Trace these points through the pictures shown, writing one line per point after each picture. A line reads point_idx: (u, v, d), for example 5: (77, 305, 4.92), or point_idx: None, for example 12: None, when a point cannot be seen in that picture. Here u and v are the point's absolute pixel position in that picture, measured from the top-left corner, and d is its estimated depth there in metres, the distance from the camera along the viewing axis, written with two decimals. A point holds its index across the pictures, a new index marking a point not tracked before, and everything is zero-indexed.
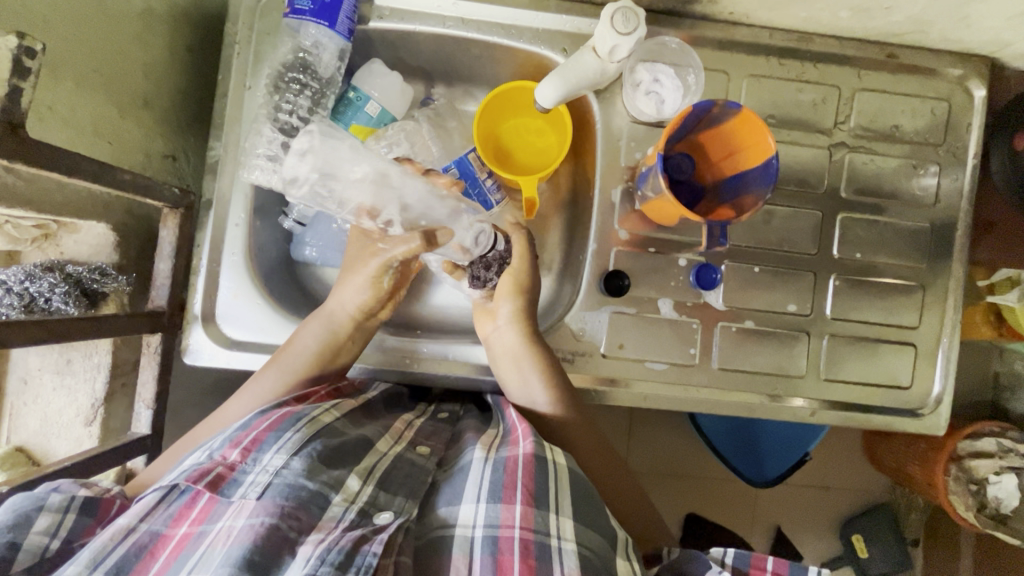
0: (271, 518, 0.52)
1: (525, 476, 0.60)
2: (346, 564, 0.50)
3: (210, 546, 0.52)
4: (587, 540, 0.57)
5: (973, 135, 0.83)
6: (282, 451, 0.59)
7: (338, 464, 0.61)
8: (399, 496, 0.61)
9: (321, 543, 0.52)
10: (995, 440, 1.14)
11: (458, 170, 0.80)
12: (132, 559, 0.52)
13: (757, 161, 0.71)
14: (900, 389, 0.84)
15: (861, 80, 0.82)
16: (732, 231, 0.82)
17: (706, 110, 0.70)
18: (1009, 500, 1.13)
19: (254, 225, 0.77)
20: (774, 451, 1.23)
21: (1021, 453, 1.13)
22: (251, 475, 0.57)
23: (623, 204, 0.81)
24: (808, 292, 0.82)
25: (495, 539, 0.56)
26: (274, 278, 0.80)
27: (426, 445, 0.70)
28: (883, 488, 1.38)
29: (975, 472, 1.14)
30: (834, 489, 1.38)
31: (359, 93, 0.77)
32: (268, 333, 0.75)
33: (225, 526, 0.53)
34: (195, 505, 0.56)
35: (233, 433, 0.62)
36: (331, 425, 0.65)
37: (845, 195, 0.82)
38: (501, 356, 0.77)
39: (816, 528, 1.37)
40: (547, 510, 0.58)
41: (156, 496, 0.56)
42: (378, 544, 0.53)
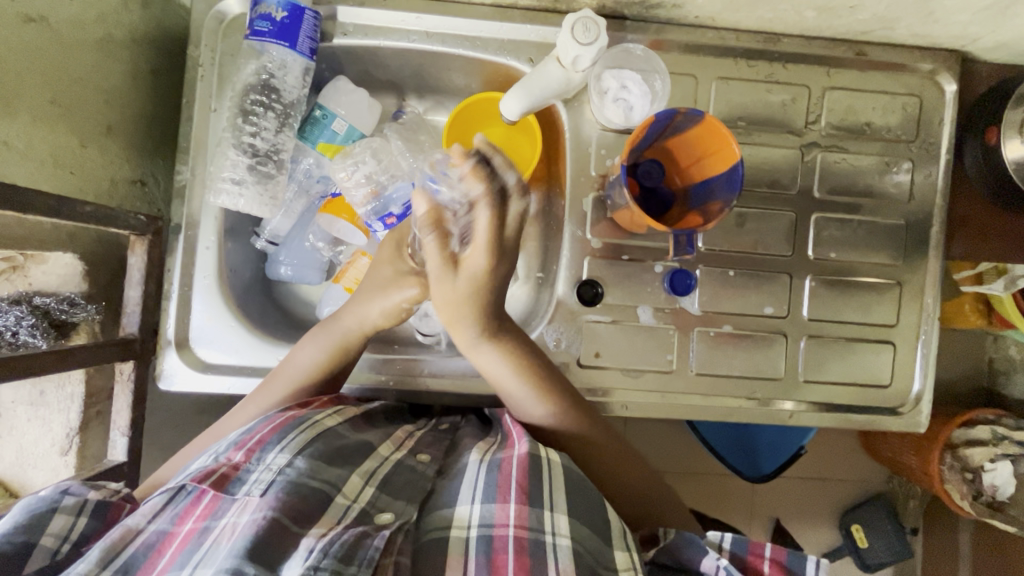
0: (273, 511, 0.53)
1: (519, 474, 0.61)
2: (348, 557, 0.51)
3: (216, 542, 0.51)
4: (580, 535, 0.58)
5: (945, 130, 0.82)
6: (285, 451, 0.60)
7: (337, 462, 0.61)
8: (401, 500, 0.61)
9: (323, 536, 0.53)
10: (989, 428, 1.15)
11: None
12: (139, 559, 0.51)
13: (722, 167, 0.70)
14: (881, 387, 0.84)
15: (831, 79, 0.81)
16: (706, 236, 0.81)
17: (669, 119, 0.69)
18: (1005, 487, 1.13)
19: (225, 247, 0.77)
20: (769, 447, 1.23)
21: (1015, 440, 1.14)
22: (255, 474, 0.58)
23: (594, 213, 0.81)
24: (784, 294, 0.82)
25: (490, 539, 0.56)
26: (248, 299, 0.80)
27: (427, 453, 0.70)
28: (877, 478, 1.38)
29: (969, 460, 1.14)
30: (828, 484, 1.38)
31: (325, 111, 0.77)
32: (242, 356, 0.75)
33: (230, 522, 0.53)
34: (199, 503, 0.55)
35: (238, 437, 0.62)
36: (334, 428, 0.66)
37: (819, 195, 0.82)
38: (471, 350, 0.71)
39: (811, 523, 1.37)
40: (541, 508, 0.58)
41: (161, 498, 0.55)
42: (381, 539, 0.53)
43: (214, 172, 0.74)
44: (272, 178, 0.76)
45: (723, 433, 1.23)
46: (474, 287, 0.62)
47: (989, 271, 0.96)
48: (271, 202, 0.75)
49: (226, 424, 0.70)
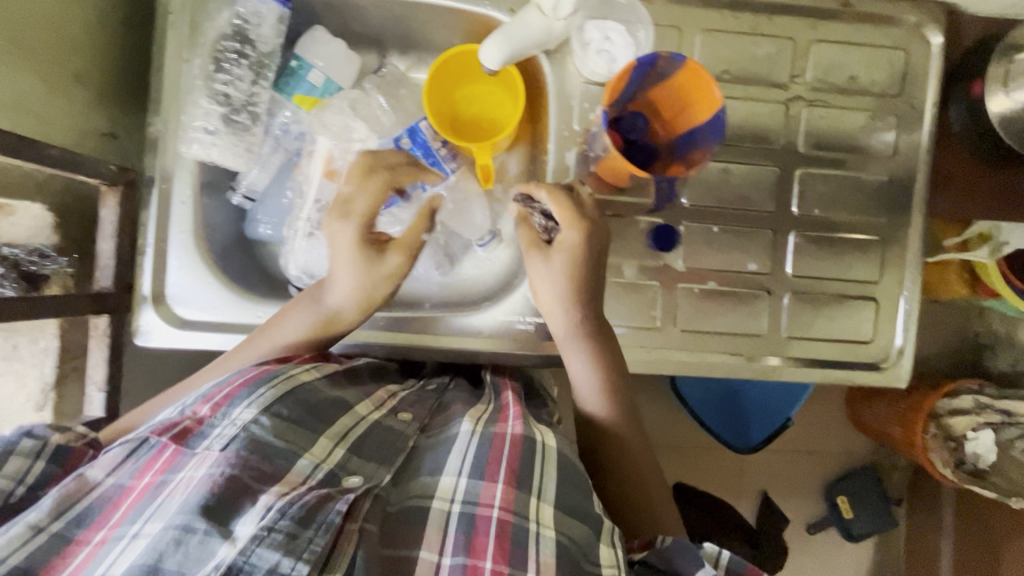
0: (231, 469, 0.52)
1: (511, 456, 0.60)
2: (306, 521, 0.50)
3: (170, 495, 0.51)
4: (565, 528, 0.57)
5: (932, 84, 0.81)
6: (253, 406, 0.59)
7: (306, 423, 0.61)
8: (374, 462, 0.61)
9: (283, 496, 0.52)
10: (972, 398, 1.17)
11: (411, 139, 0.79)
12: (95, 511, 0.52)
13: (706, 114, 0.69)
14: (862, 343, 0.84)
15: (817, 32, 0.80)
16: (691, 192, 0.80)
17: (651, 65, 0.68)
18: (987, 455, 1.14)
19: (202, 202, 0.75)
20: (758, 415, 1.24)
21: (997, 409, 1.16)
22: (218, 429, 0.57)
23: (578, 167, 0.80)
24: (767, 249, 0.82)
25: (472, 518, 0.56)
26: (229, 258, 0.79)
27: (408, 412, 0.71)
28: (864, 450, 1.41)
29: (953, 429, 1.16)
30: (814, 451, 1.40)
31: (302, 62, 0.75)
32: (221, 313, 0.74)
33: (188, 476, 0.53)
34: (161, 457, 0.56)
35: (207, 391, 0.62)
36: (309, 384, 0.66)
37: (803, 149, 0.82)
38: (566, 345, 0.74)
39: (800, 491, 1.39)
40: (525, 493, 0.57)
41: (125, 450, 0.56)
42: (343, 504, 0.53)
43: (184, 121, 0.72)
44: (247, 129, 0.74)
45: (711, 400, 1.24)
46: (565, 260, 0.71)
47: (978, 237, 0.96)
48: (246, 153, 0.75)
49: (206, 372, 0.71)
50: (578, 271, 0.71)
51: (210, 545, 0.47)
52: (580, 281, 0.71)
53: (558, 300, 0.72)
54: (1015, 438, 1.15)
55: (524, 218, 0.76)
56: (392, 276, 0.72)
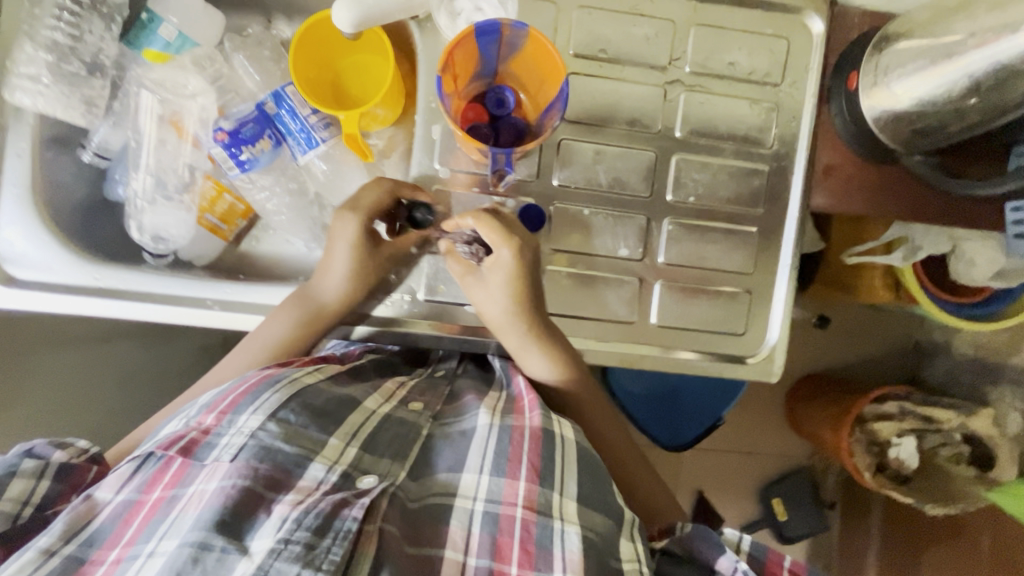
0: (243, 480, 0.53)
1: (531, 451, 0.61)
2: (323, 529, 0.50)
3: (183, 510, 0.54)
4: (589, 521, 0.58)
5: (812, 75, 0.80)
6: (258, 412, 0.59)
7: (318, 423, 0.61)
8: (387, 458, 0.62)
9: (298, 504, 0.53)
10: (897, 404, 1.16)
11: (275, 102, 0.77)
12: (107, 528, 0.55)
13: (557, 86, 0.68)
14: (733, 335, 0.83)
15: (697, 15, 0.78)
16: (563, 172, 0.78)
17: (497, 34, 0.66)
18: (909, 461, 1.13)
19: (43, 157, 0.72)
20: (693, 414, 1.23)
21: (917, 415, 1.14)
22: (226, 437, 0.58)
23: (444, 140, 0.77)
24: (638, 235, 0.80)
25: (496, 518, 0.57)
26: (80, 219, 0.76)
27: (419, 401, 0.72)
28: (802, 452, 1.42)
29: (878, 434, 1.15)
30: (745, 451, 1.42)
31: (152, 14, 0.71)
32: (57, 274, 0.71)
33: (199, 489, 0.55)
34: (168, 470, 0.57)
35: (210, 400, 0.63)
36: (314, 384, 0.65)
37: (680, 134, 0.80)
38: (520, 352, 0.75)
39: (733, 490, 1.41)
40: (549, 489, 0.58)
41: (131, 466, 0.58)
42: (358, 508, 0.53)
43: (9, 66, 0.69)
44: (89, 83, 0.72)
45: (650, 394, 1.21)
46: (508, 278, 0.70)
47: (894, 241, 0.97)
48: (84, 106, 0.72)
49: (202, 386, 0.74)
50: (524, 288, 0.71)
51: (227, 562, 0.49)
52: (529, 295, 0.71)
53: (508, 318, 0.72)
54: (939, 446, 1.14)
55: (451, 251, 0.75)
56: (360, 269, 0.74)
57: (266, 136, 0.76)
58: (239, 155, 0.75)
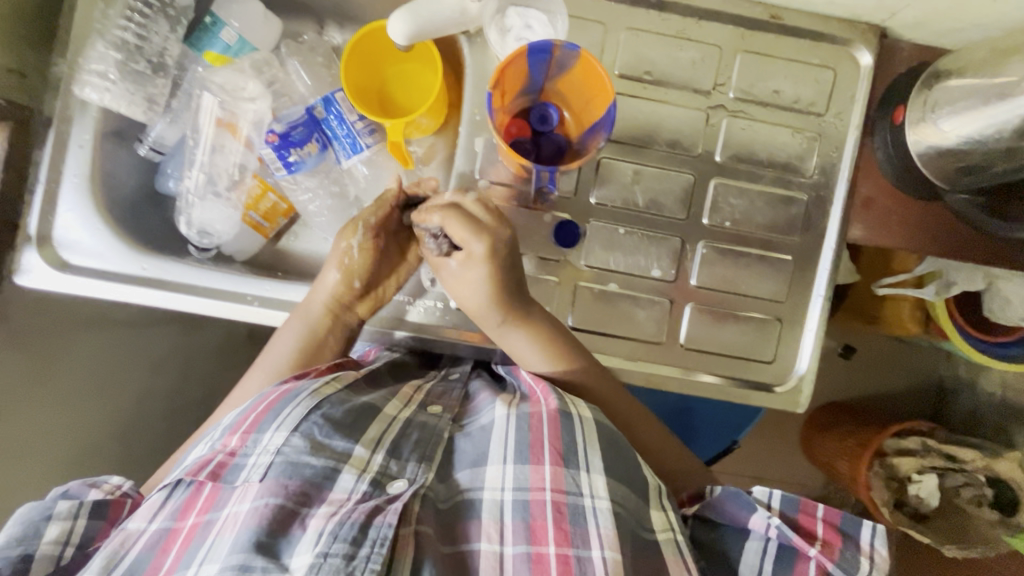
0: (277, 498, 0.55)
1: (553, 435, 0.61)
2: (360, 539, 0.52)
3: (219, 533, 0.56)
4: (617, 494, 0.59)
5: (857, 106, 0.80)
6: (282, 428, 0.60)
7: (341, 433, 0.61)
8: (412, 462, 0.62)
9: (333, 516, 0.54)
10: (919, 439, 1.14)
11: (324, 108, 0.79)
12: (145, 558, 0.57)
13: (603, 108, 0.69)
14: (764, 363, 0.82)
15: (744, 41, 0.79)
16: (601, 190, 0.79)
17: (547, 53, 0.67)
18: (929, 499, 1.11)
19: (102, 149, 0.75)
20: (708, 436, 1.22)
21: (942, 453, 1.12)
22: (252, 457, 0.60)
23: (486, 153, 0.79)
24: (673, 256, 0.80)
25: (526, 504, 0.58)
26: (132, 209, 0.79)
27: (438, 405, 0.71)
28: (816, 481, 1.42)
29: (896, 469, 1.12)
30: (755, 475, 1.42)
31: (216, 19, 0.75)
32: (109, 262, 0.74)
33: (232, 512, 0.57)
34: (200, 496, 0.60)
35: (232, 421, 0.64)
36: (336, 394, 0.65)
37: (719, 159, 0.80)
38: (501, 336, 0.74)
39: None
40: (577, 469, 0.59)
41: (163, 495, 0.61)
42: (393, 515, 0.55)
43: (80, 63, 0.72)
44: (151, 80, 0.75)
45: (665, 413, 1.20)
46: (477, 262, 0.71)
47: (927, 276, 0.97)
48: (145, 103, 0.75)
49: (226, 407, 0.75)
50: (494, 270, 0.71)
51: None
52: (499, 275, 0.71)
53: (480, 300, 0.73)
54: (961, 486, 1.11)
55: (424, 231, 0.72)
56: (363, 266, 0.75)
57: (314, 140, 0.78)
58: (287, 156, 0.77)
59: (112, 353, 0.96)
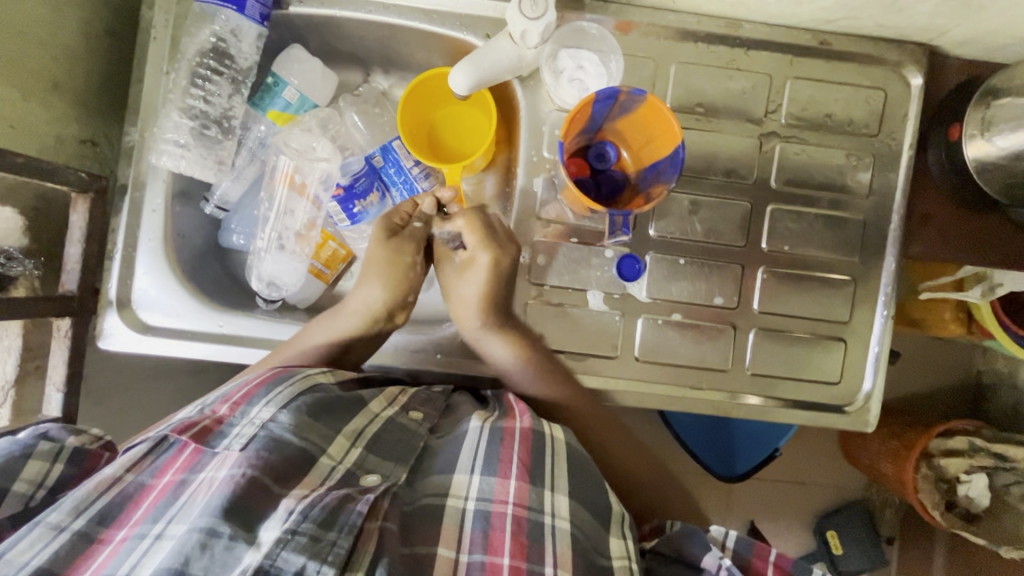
0: (251, 471, 0.53)
1: (521, 451, 0.63)
2: (328, 523, 0.52)
3: (191, 497, 0.53)
4: (577, 518, 0.61)
5: (909, 125, 0.80)
6: (270, 405, 0.61)
7: (325, 420, 0.62)
8: (390, 461, 0.63)
9: (304, 499, 0.54)
10: (967, 439, 1.13)
11: (383, 157, 0.81)
12: (116, 508, 0.54)
13: (668, 149, 0.70)
14: (829, 384, 0.83)
15: (793, 68, 0.80)
16: (659, 222, 0.80)
17: (613, 98, 0.68)
18: (980, 499, 1.11)
19: (173, 211, 0.77)
20: (746, 446, 1.23)
21: (992, 452, 1.12)
22: (237, 428, 0.59)
23: (544, 193, 0.80)
24: (734, 283, 0.81)
25: (487, 515, 0.59)
26: (200, 265, 0.81)
27: (419, 410, 0.71)
28: (854, 484, 1.40)
29: (945, 470, 1.12)
30: (797, 480, 1.40)
31: (277, 79, 0.77)
32: (184, 320, 0.76)
33: (209, 476, 0.54)
34: (180, 456, 0.57)
35: (225, 392, 0.63)
36: (325, 385, 0.66)
37: (775, 185, 0.81)
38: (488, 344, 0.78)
39: (791, 523, 1.39)
40: (541, 488, 0.61)
41: (144, 447, 0.58)
42: (363, 504, 0.55)
43: (154, 132, 0.74)
44: (219, 143, 0.77)
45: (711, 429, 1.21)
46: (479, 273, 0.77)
47: (971, 278, 0.97)
48: (216, 166, 0.77)
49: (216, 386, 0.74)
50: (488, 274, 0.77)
51: (235, 550, 0.49)
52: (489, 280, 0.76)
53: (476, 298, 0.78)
54: (1012, 484, 1.10)
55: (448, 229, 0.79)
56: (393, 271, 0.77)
57: (374, 190, 0.80)
58: (352, 209, 0.79)
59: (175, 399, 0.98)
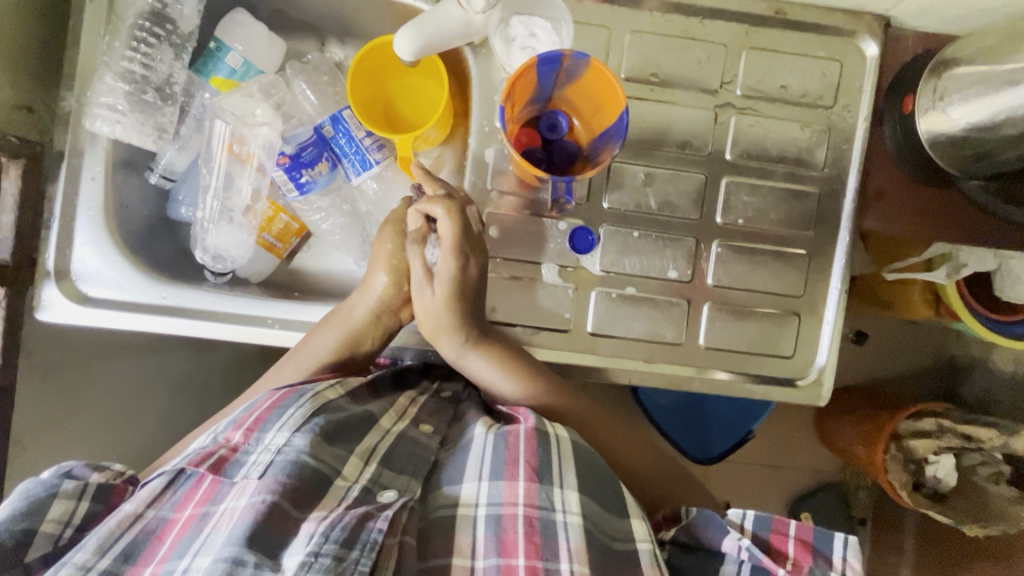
0: (271, 496, 0.56)
1: (527, 451, 0.62)
2: (350, 542, 0.53)
3: (215, 527, 0.56)
4: (589, 511, 0.61)
5: (864, 96, 0.80)
6: (284, 429, 0.62)
7: (339, 441, 0.64)
8: (405, 475, 0.64)
9: (324, 520, 0.55)
10: (934, 420, 1.14)
11: (333, 127, 0.79)
12: (141, 543, 0.57)
13: (615, 114, 0.70)
14: (782, 358, 0.82)
15: (748, 38, 0.79)
16: (612, 194, 0.79)
17: (558, 62, 0.68)
18: (947, 480, 1.11)
19: (114, 178, 0.75)
20: (722, 429, 1.23)
21: (958, 433, 1.12)
22: (254, 455, 0.61)
23: (497, 164, 0.79)
24: (688, 256, 0.80)
25: (498, 518, 0.59)
26: (146, 237, 0.80)
27: (429, 423, 0.72)
28: (831, 467, 1.41)
29: (913, 451, 1.13)
30: (770, 463, 1.41)
31: (220, 44, 0.75)
32: (125, 291, 0.74)
33: (228, 507, 0.57)
34: (199, 488, 0.61)
35: (237, 416, 0.66)
36: (336, 401, 0.67)
37: (730, 157, 0.80)
38: (459, 360, 0.75)
39: (763, 503, 1.41)
40: (550, 485, 0.61)
41: (163, 481, 0.61)
42: (382, 521, 0.55)
43: (89, 96, 0.72)
44: (158, 109, 0.75)
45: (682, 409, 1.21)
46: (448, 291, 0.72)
47: (937, 257, 0.95)
48: (155, 132, 0.75)
49: (234, 405, 0.76)
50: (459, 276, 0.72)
51: None
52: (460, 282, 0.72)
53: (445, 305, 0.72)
54: (977, 464, 1.11)
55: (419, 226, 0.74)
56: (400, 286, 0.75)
57: (324, 159, 0.79)
58: (299, 178, 0.77)
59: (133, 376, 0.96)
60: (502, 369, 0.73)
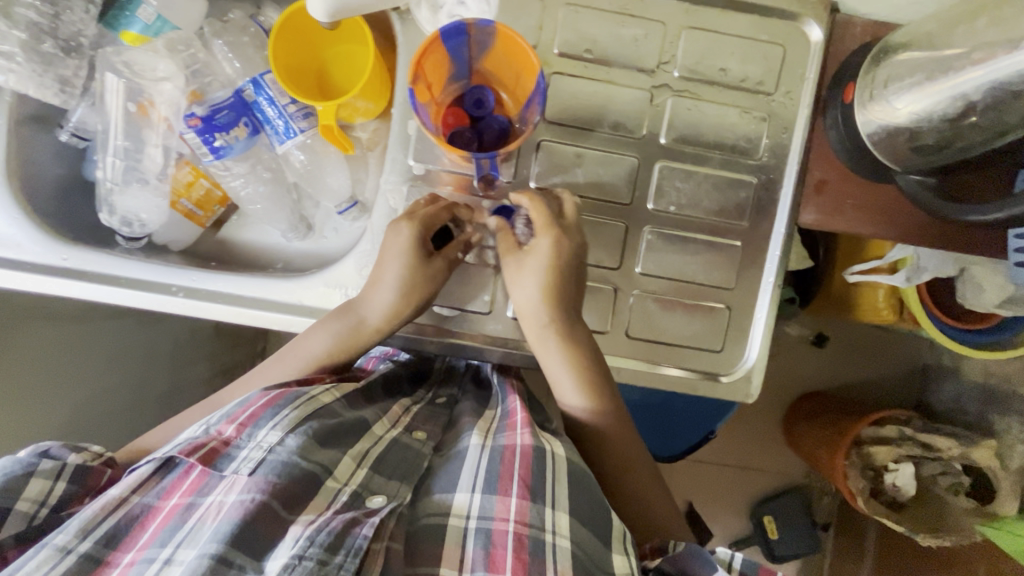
0: (261, 495, 0.53)
1: (523, 468, 0.59)
2: (335, 547, 0.51)
3: (200, 521, 0.53)
4: (580, 537, 0.57)
5: (806, 85, 0.77)
6: (277, 428, 0.60)
7: (331, 444, 0.61)
8: (394, 480, 0.62)
9: (311, 524, 0.53)
10: (897, 427, 1.11)
11: (254, 91, 0.75)
12: (123, 530, 0.54)
13: (534, 77, 0.68)
14: (711, 352, 0.80)
15: (688, 17, 0.76)
16: (538, 173, 0.76)
17: (463, 33, 0.66)
18: (907, 489, 1.08)
19: (19, 133, 0.72)
20: (684, 425, 1.19)
21: (919, 442, 1.09)
22: (245, 450, 0.59)
23: (420, 137, 0.75)
24: (616, 244, 0.78)
25: (489, 533, 0.56)
26: (57, 196, 0.76)
27: (422, 430, 0.70)
28: (796, 470, 1.39)
29: (873, 458, 1.10)
30: (735, 464, 1.39)
31: None
32: (25, 252, 0.72)
33: (216, 501, 0.55)
34: (187, 478, 0.58)
35: (232, 409, 0.62)
36: (330, 406, 0.65)
37: (665, 141, 0.77)
38: (539, 346, 0.72)
39: (728, 504, 1.39)
40: (543, 504, 0.57)
41: (150, 467, 0.58)
42: (368, 527, 0.53)
43: None
44: (62, 61, 0.72)
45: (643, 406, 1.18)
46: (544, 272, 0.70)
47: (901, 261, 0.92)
48: (57, 84, 0.72)
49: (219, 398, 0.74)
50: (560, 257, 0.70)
51: None
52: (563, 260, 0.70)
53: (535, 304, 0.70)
54: (938, 474, 1.08)
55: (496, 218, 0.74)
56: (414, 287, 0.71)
57: (242, 123, 0.76)
58: (213, 141, 0.74)
59: (76, 343, 0.94)
60: (575, 375, 0.70)
